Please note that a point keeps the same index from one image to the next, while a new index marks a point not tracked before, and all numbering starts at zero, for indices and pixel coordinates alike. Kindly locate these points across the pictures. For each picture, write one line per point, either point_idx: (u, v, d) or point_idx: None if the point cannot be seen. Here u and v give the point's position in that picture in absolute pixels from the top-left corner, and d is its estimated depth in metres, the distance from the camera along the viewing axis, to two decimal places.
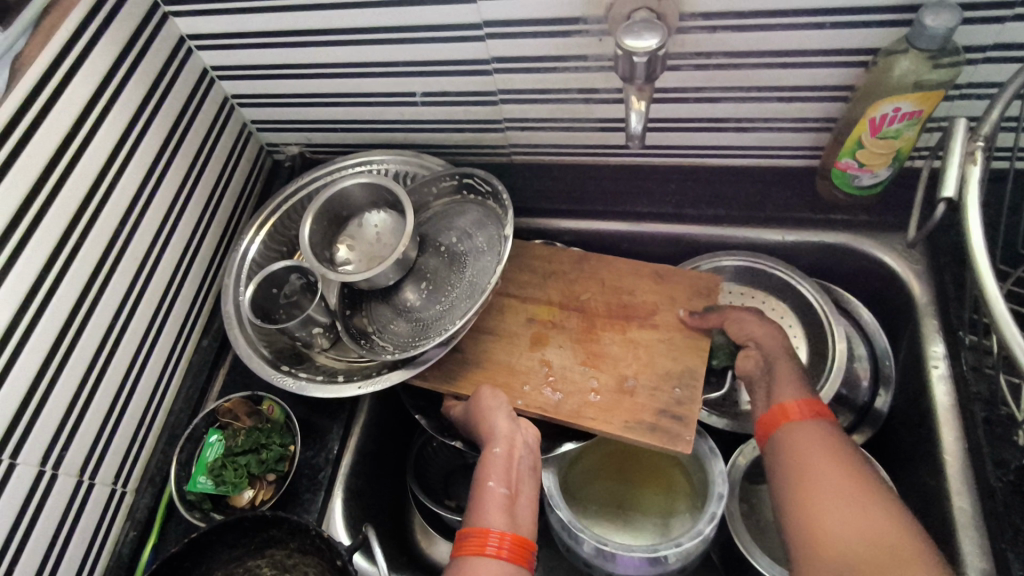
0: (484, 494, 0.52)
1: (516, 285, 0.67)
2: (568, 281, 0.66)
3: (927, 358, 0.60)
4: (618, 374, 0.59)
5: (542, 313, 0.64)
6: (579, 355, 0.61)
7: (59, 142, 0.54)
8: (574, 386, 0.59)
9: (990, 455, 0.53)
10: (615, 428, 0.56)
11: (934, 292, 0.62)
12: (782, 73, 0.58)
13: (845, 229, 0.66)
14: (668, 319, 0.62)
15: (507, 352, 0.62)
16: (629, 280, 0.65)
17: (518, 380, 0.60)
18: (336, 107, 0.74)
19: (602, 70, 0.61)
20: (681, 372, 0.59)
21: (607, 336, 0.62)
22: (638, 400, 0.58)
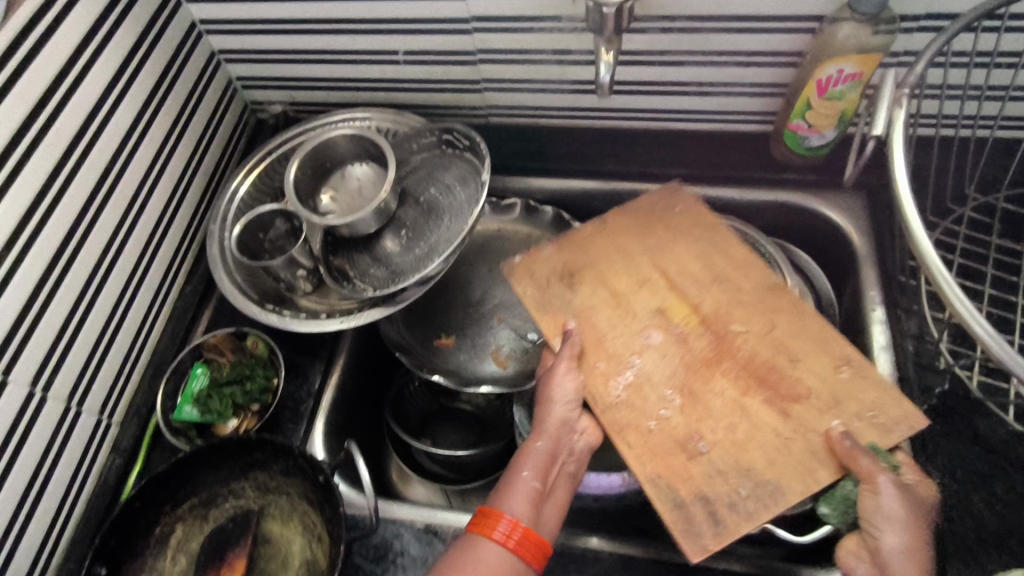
0: (516, 481, 0.50)
1: (672, 262, 0.59)
2: (731, 303, 0.56)
3: (868, 303, 0.65)
4: (696, 428, 0.50)
5: (682, 318, 0.55)
6: (676, 380, 0.52)
7: (53, 75, 0.56)
8: (643, 404, 0.51)
9: (919, 385, 0.59)
10: (643, 479, 0.48)
11: (873, 243, 0.68)
12: (738, 38, 0.63)
13: (793, 187, 0.73)
14: (810, 423, 0.49)
15: (610, 316, 0.56)
16: (805, 349, 0.52)
17: (603, 360, 0.54)
18: (321, 65, 0.77)
19: (576, 31, 0.66)
20: (763, 480, 0.47)
21: (721, 384, 0.52)
22: (694, 474, 0.48)
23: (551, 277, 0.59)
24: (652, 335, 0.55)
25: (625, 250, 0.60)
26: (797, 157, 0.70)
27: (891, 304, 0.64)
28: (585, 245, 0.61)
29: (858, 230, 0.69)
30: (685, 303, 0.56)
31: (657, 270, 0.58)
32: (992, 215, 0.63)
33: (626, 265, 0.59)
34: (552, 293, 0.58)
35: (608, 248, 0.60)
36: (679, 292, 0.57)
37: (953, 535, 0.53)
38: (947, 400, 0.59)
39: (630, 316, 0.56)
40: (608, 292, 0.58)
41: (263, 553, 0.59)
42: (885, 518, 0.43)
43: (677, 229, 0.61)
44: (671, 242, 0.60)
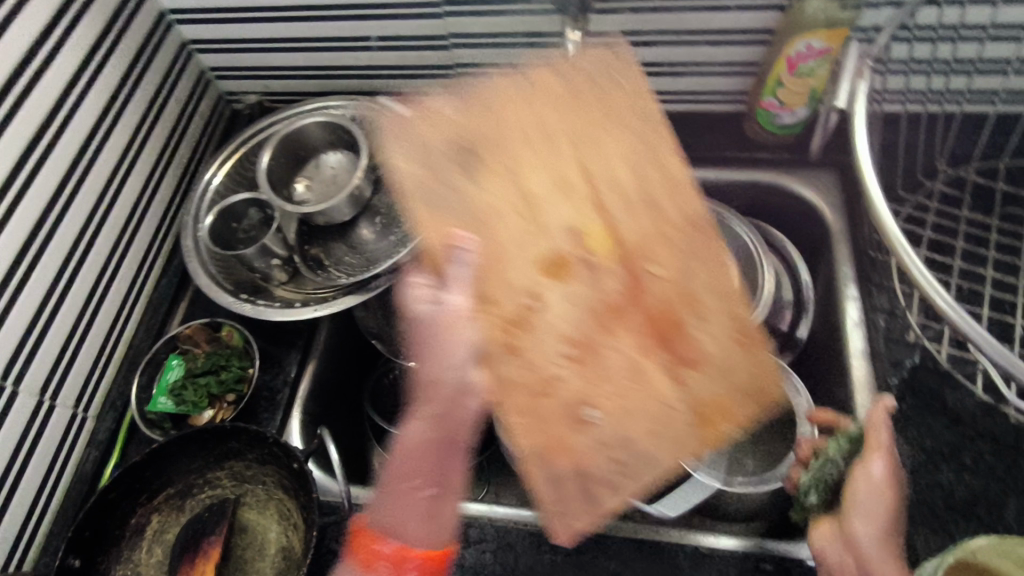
0: (401, 488, 0.46)
1: (600, 168, 0.50)
2: (654, 233, 0.48)
3: (840, 279, 0.65)
4: (588, 391, 0.45)
5: (595, 245, 0.48)
6: (575, 329, 0.47)
7: (15, 64, 0.55)
8: (535, 357, 0.46)
9: (889, 357, 0.60)
10: (525, 452, 0.45)
11: (846, 220, 0.68)
12: (709, 16, 0.63)
13: (768, 167, 0.72)
14: (700, 391, 0.45)
15: (518, 234, 0.49)
16: (713, 304, 0.46)
17: (502, 296, 0.48)
18: (293, 53, 0.77)
19: (545, 13, 0.65)
20: (640, 454, 0.44)
21: (621, 338, 0.46)
22: (573, 448, 0.44)
23: (455, 168, 0.52)
24: (553, 267, 0.48)
25: (542, 146, 0.51)
26: (769, 136, 0.70)
27: (863, 280, 0.64)
28: (497, 122, 0.52)
29: (830, 207, 0.69)
30: (601, 227, 0.49)
31: (578, 180, 0.50)
32: (962, 188, 0.63)
33: (545, 169, 0.51)
34: (446, 183, 0.51)
35: (524, 140, 0.51)
36: (599, 210, 0.49)
37: (919, 503, 0.54)
38: (917, 373, 0.59)
39: (535, 236, 0.49)
40: (519, 200, 0.50)
41: (240, 541, 0.59)
42: (869, 500, 0.46)
43: (613, 125, 0.51)
44: (603, 149, 0.50)
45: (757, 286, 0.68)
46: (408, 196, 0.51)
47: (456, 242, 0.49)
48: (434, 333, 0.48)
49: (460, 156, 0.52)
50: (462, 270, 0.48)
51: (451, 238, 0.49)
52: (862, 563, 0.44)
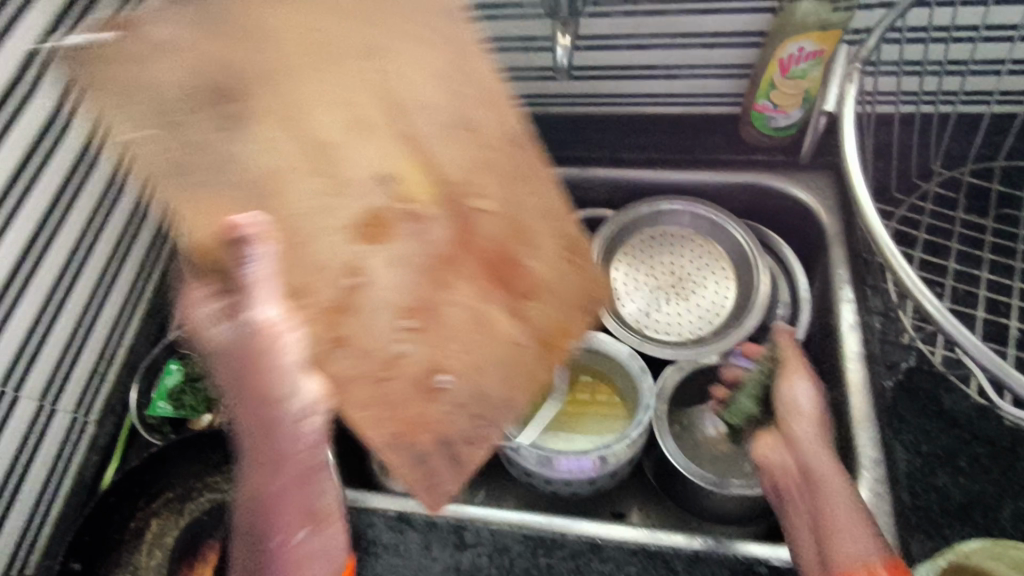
0: (267, 550, 0.37)
1: (398, 87, 0.43)
2: (473, 163, 0.45)
3: (835, 282, 0.65)
4: (436, 356, 0.47)
5: (419, 189, 0.45)
6: (409, 297, 0.46)
7: None
8: (365, 345, 0.45)
9: (884, 359, 0.60)
10: (379, 441, 0.46)
11: (842, 223, 0.68)
12: (703, 20, 0.64)
13: (765, 169, 0.72)
14: (539, 323, 0.49)
15: (306, 193, 0.43)
16: (542, 231, 0.47)
17: (300, 281, 0.43)
18: None
19: (539, 17, 0.66)
20: (492, 399, 0.49)
21: (459, 291, 0.47)
22: (430, 418, 0.48)
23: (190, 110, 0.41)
24: (371, 226, 0.45)
25: (308, 78, 0.42)
26: (764, 138, 0.70)
27: (858, 282, 0.64)
28: (218, 56, 0.41)
29: (827, 210, 0.69)
30: (419, 167, 0.45)
31: (383, 108, 0.44)
32: (957, 190, 0.63)
33: (331, 107, 0.43)
34: (179, 133, 0.41)
35: (256, 85, 0.42)
36: (412, 145, 0.44)
37: (914, 507, 0.54)
38: (912, 375, 0.60)
39: (339, 199, 0.44)
40: (294, 156, 0.43)
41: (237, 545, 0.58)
42: (794, 408, 0.55)
43: (401, 33, 0.43)
44: (400, 50, 0.43)
45: (752, 286, 0.69)
46: (155, 187, 0.40)
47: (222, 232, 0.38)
48: (248, 368, 0.36)
49: (186, 99, 0.41)
50: (262, 272, 0.36)
51: (234, 244, 0.35)
52: (802, 461, 0.52)
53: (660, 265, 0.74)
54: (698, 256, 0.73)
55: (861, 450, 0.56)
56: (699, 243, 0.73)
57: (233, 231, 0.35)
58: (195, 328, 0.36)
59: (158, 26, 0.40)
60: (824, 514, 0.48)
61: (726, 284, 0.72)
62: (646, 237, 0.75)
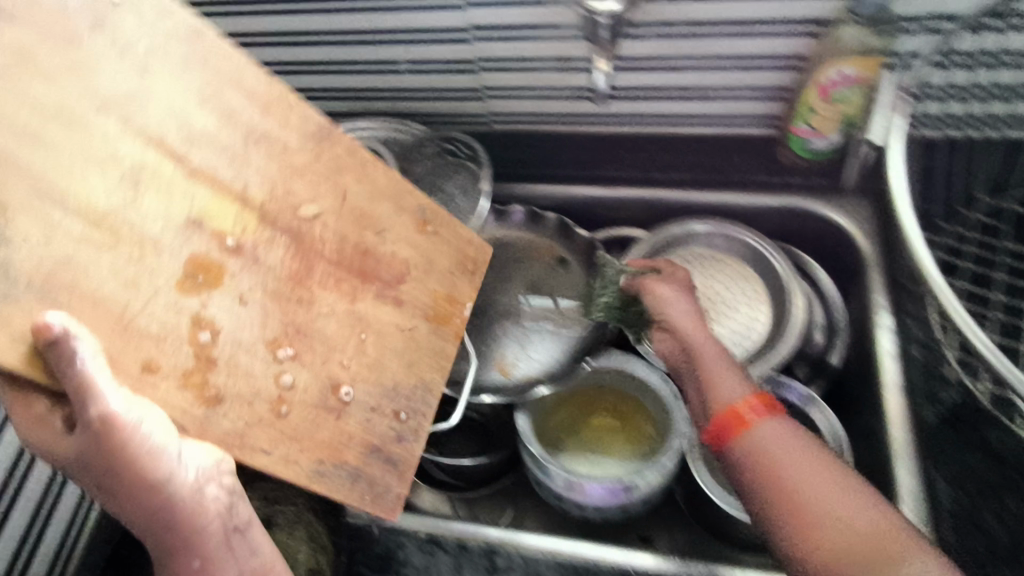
0: None
1: (175, 129, 0.44)
2: (287, 171, 0.50)
3: (872, 307, 0.66)
4: (327, 370, 0.49)
5: (230, 223, 0.46)
6: (270, 329, 0.46)
7: None
8: (249, 386, 0.44)
9: (925, 393, 0.58)
10: (304, 476, 0.45)
11: (880, 245, 0.68)
12: (736, 43, 0.62)
13: (800, 192, 0.72)
14: (420, 299, 0.56)
15: (106, 267, 0.39)
16: (387, 219, 0.55)
17: (138, 359, 0.39)
18: (323, 74, 0.77)
19: (575, 39, 0.65)
20: (400, 385, 0.53)
21: (325, 300, 0.50)
22: (350, 429, 0.49)
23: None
24: (204, 273, 0.44)
25: (62, 148, 0.39)
26: (800, 160, 0.70)
27: (898, 312, 0.63)
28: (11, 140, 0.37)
29: (864, 232, 0.69)
30: (228, 197, 0.46)
31: (158, 155, 0.43)
32: (1003, 219, 0.62)
33: (105, 167, 0.40)
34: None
35: (28, 155, 0.37)
36: (208, 180, 0.45)
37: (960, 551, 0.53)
38: None
39: (151, 260, 0.41)
40: (84, 228, 0.39)
41: None
42: (668, 299, 0.61)
43: (152, 70, 0.44)
44: (150, 86, 0.44)
45: (785, 311, 0.68)
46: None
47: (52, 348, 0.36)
48: (109, 459, 0.37)
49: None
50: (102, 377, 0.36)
51: (57, 356, 0.35)
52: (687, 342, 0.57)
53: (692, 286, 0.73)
54: (731, 276, 0.73)
55: (900, 479, 0.57)
56: (729, 264, 0.73)
57: (49, 340, 0.35)
58: (39, 443, 0.37)
59: None
60: (710, 383, 0.52)
61: (757, 309, 0.71)
62: (676, 258, 0.74)
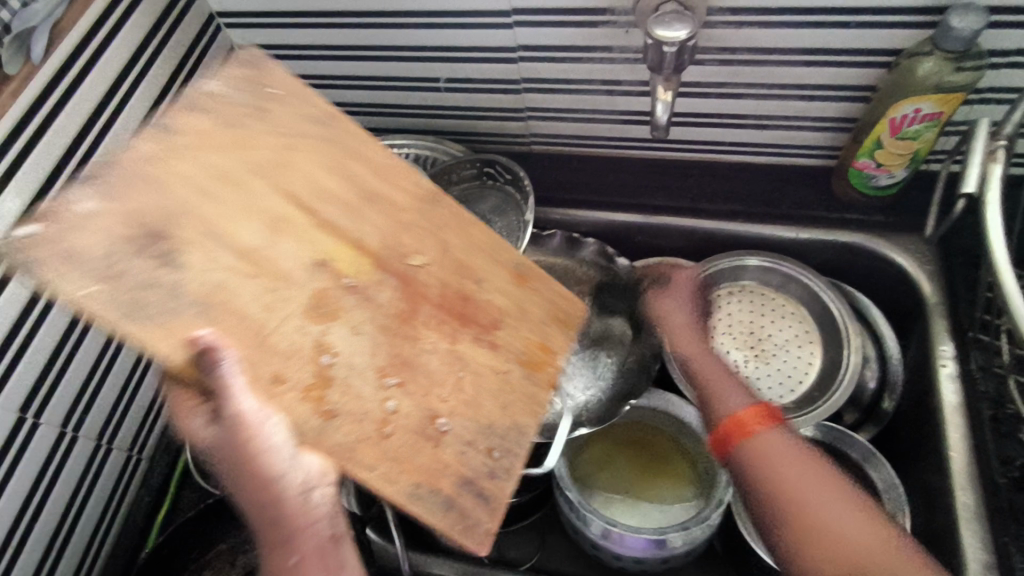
0: None
1: (307, 180, 0.43)
2: (385, 221, 0.45)
3: (936, 357, 0.61)
4: (427, 404, 0.42)
5: (351, 266, 0.42)
6: (378, 357, 0.41)
7: (82, 122, 0.55)
8: (356, 406, 0.39)
9: (995, 453, 0.54)
10: (399, 498, 0.38)
11: (945, 294, 0.63)
12: (803, 71, 0.58)
13: (859, 229, 0.68)
14: (515, 345, 0.46)
15: (251, 295, 0.37)
16: (483, 267, 0.47)
17: (269, 371, 0.37)
18: (358, 90, 0.75)
19: (628, 61, 0.62)
20: (501, 432, 0.44)
21: (429, 338, 0.44)
22: (442, 459, 0.41)
23: (119, 247, 0.35)
24: (325, 307, 0.40)
25: (225, 199, 0.39)
26: (861, 197, 0.66)
27: (963, 362, 0.59)
28: (180, 182, 0.38)
29: (928, 276, 0.65)
30: (347, 243, 0.42)
31: (292, 209, 0.41)
32: None
33: (250, 214, 0.39)
34: (132, 278, 0.35)
35: (197, 204, 0.38)
36: (331, 230, 0.42)
37: None
38: None
39: (285, 291, 0.38)
40: (233, 260, 0.38)
41: None
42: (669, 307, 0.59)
43: (295, 145, 0.43)
44: (297, 155, 0.43)
45: (840, 360, 0.64)
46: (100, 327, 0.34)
47: (191, 351, 0.34)
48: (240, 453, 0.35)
49: (136, 234, 0.36)
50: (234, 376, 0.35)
51: (202, 359, 0.35)
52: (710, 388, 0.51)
53: (738, 322, 0.69)
54: (778, 314, 0.69)
55: (969, 553, 0.53)
56: (779, 301, 0.69)
57: (199, 350, 0.35)
58: (190, 440, 0.37)
59: (77, 200, 0.36)
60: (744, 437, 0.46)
61: (811, 349, 0.67)
62: (724, 291, 0.71)
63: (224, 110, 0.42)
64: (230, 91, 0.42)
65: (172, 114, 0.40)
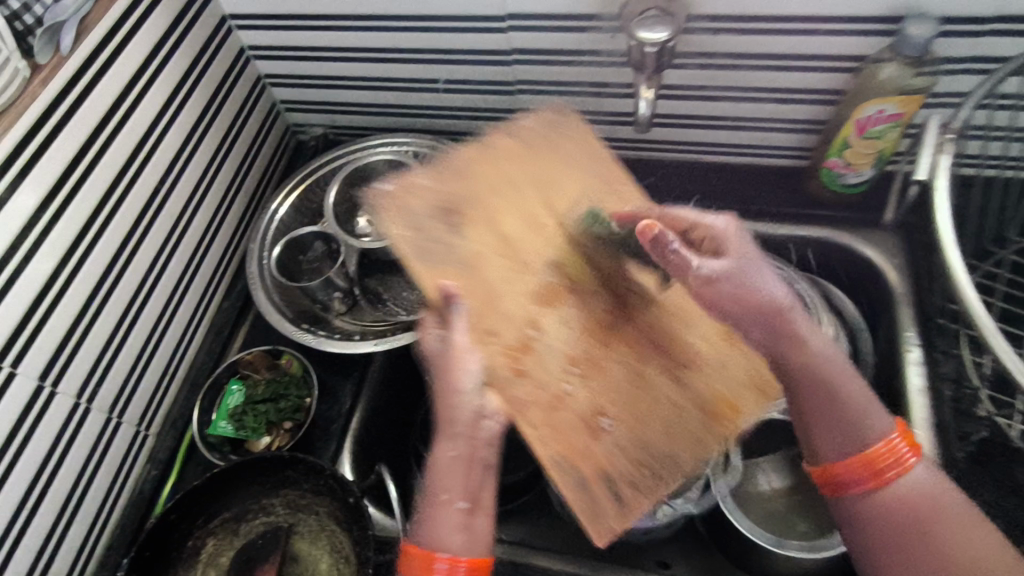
0: (437, 509, 0.43)
1: (561, 210, 0.58)
2: (626, 258, 0.56)
3: (902, 343, 0.64)
4: (599, 403, 0.50)
5: (573, 277, 0.55)
6: (574, 348, 0.52)
7: (105, 112, 0.58)
8: (543, 377, 0.50)
9: (955, 430, 0.59)
10: (546, 461, 0.48)
11: (909, 283, 0.68)
12: (776, 75, 0.63)
13: (831, 225, 0.72)
14: (704, 393, 0.52)
15: (501, 279, 0.54)
16: (690, 315, 0.55)
17: (492, 326, 0.51)
18: (360, 91, 0.79)
19: (614, 65, 0.66)
20: (658, 452, 0.50)
21: (619, 355, 0.52)
22: (592, 454, 0.49)
23: (431, 221, 0.56)
24: (546, 297, 0.53)
25: (505, 200, 0.58)
26: (833, 195, 0.70)
27: (928, 346, 0.63)
28: (472, 181, 0.59)
29: (895, 267, 0.69)
30: (577, 261, 0.55)
31: (546, 226, 0.57)
32: None
33: (523, 220, 0.57)
34: (430, 232, 0.55)
35: (465, 200, 0.58)
36: (568, 246, 0.56)
37: None
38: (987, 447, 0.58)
39: (518, 276, 0.54)
40: (497, 245, 0.55)
41: (293, 570, 0.60)
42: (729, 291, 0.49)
43: (559, 178, 0.60)
44: (559, 191, 0.59)
45: None
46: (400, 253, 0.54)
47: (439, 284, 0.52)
48: (445, 368, 0.46)
49: (440, 214, 0.57)
50: (456, 317, 0.47)
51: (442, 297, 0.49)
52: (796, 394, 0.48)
53: None
54: None
55: None
56: None
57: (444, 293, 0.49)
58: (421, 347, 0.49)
59: (408, 173, 0.59)
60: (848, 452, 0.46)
61: None
62: None
63: (528, 136, 0.63)
64: (546, 128, 0.64)
65: (491, 129, 0.63)
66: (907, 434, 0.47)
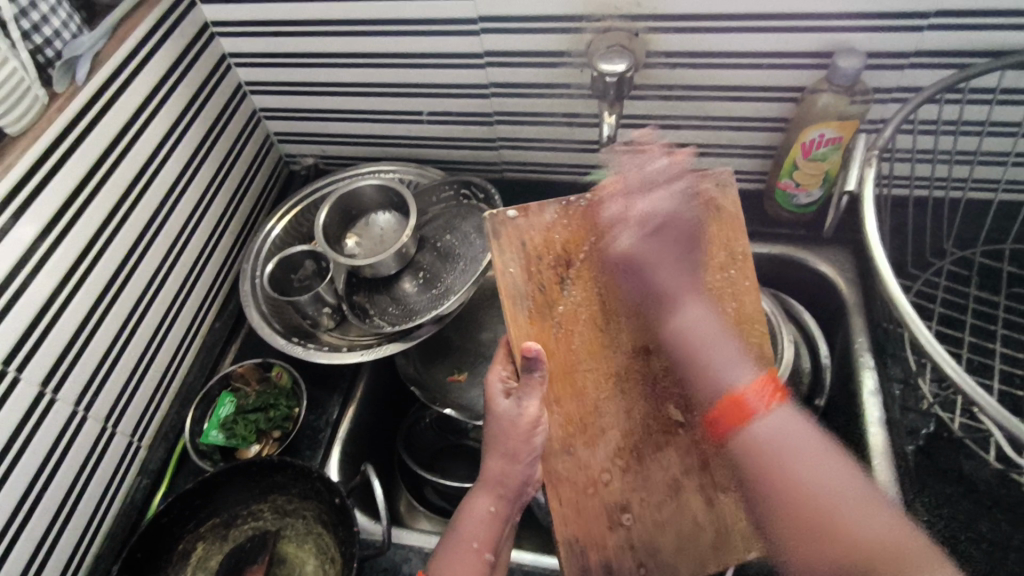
0: (463, 554, 0.51)
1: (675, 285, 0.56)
2: None
3: (855, 350, 0.70)
4: (627, 500, 0.55)
5: (662, 367, 0.56)
6: (624, 442, 0.56)
7: (111, 138, 0.63)
8: (589, 460, 0.55)
9: (906, 427, 0.64)
10: (559, 539, 0.54)
11: (861, 293, 0.73)
12: (729, 105, 0.69)
13: (787, 242, 0.78)
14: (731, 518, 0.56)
15: (589, 349, 0.56)
16: None
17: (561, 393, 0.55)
18: (350, 123, 0.85)
19: (583, 97, 0.73)
20: (665, 560, 0.55)
21: (671, 454, 0.56)
22: (607, 545, 0.54)
23: (545, 268, 0.57)
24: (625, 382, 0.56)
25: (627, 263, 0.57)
26: (788, 214, 0.76)
27: (878, 351, 0.68)
28: (600, 232, 0.57)
29: (846, 279, 0.74)
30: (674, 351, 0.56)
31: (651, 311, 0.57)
32: (970, 269, 0.69)
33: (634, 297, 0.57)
34: (539, 278, 0.56)
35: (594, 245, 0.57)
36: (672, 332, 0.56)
37: None
38: (932, 441, 0.63)
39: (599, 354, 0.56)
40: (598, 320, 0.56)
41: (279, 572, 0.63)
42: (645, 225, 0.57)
43: (695, 256, 0.58)
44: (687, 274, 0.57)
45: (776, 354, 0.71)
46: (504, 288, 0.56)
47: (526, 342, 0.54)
48: (502, 428, 0.53)
49: (561, 255, 0.57)
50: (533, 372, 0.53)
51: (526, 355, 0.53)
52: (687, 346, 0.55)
53: None
54: None
55: None
56: None
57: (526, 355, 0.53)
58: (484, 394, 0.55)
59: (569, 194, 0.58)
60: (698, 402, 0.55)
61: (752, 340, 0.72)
62: None
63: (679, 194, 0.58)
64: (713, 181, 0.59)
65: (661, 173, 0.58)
66: (769, 385, 0.53)
